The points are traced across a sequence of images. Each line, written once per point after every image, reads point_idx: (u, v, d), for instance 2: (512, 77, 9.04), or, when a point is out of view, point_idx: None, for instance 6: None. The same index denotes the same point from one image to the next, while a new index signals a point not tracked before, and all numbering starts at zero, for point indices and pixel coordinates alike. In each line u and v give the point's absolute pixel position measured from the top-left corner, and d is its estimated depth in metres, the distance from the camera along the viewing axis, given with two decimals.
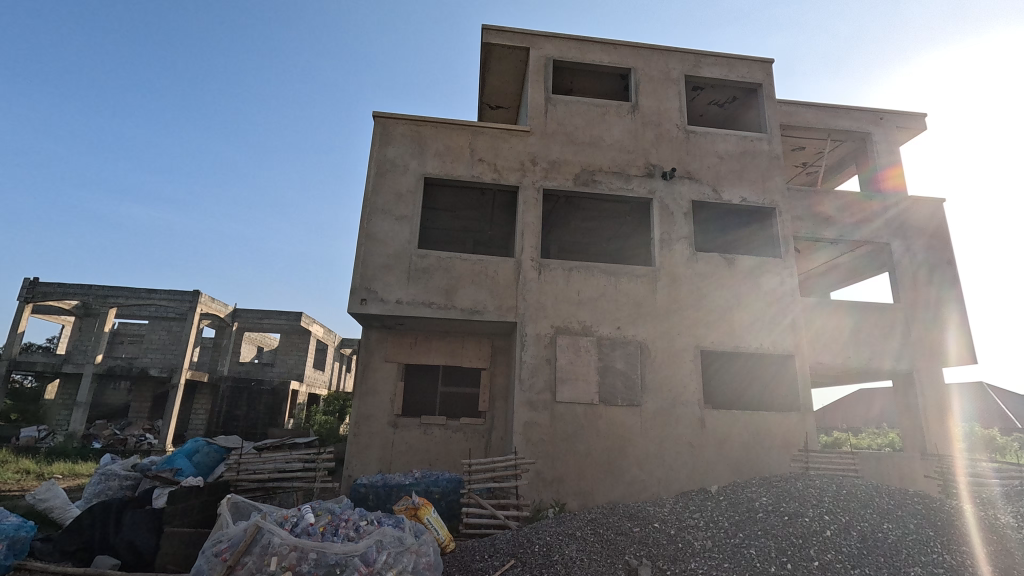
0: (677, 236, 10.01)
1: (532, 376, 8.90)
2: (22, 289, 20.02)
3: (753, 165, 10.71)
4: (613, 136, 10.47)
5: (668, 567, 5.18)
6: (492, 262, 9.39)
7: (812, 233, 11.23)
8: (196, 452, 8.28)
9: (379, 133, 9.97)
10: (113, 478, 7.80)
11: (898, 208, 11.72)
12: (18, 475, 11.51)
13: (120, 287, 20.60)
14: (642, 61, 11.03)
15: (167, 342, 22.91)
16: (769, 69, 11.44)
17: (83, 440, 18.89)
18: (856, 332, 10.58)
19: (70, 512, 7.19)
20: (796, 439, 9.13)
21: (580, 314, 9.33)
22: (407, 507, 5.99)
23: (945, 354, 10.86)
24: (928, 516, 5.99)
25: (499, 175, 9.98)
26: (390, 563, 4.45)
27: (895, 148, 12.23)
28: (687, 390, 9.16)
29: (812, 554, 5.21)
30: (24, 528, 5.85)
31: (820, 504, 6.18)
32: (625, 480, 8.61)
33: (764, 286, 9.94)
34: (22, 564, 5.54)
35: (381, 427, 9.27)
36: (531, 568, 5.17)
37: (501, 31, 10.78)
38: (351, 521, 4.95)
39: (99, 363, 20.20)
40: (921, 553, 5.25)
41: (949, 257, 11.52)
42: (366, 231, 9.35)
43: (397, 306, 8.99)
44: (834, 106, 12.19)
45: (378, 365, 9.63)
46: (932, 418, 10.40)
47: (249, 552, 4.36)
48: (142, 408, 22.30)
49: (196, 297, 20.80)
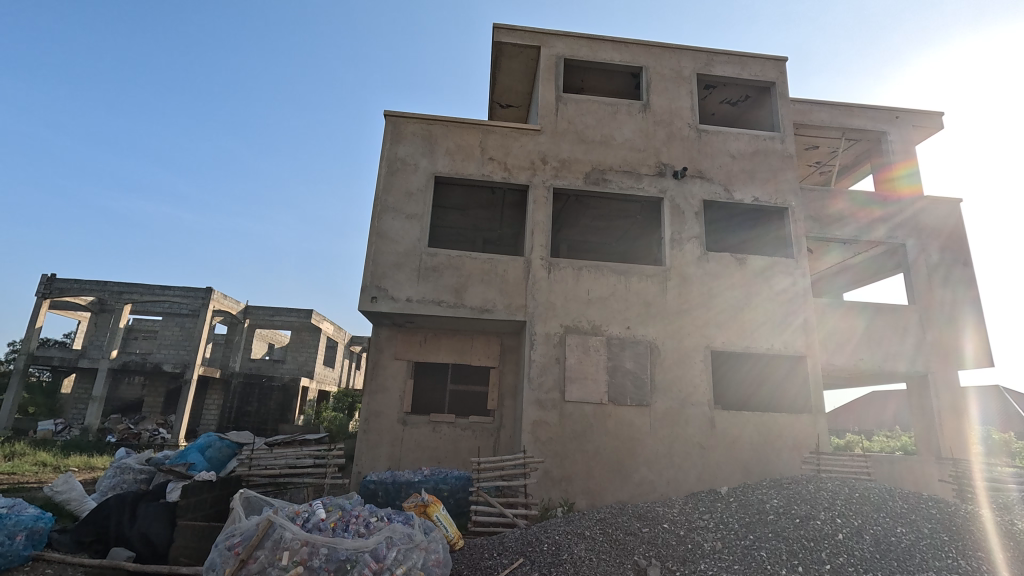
0: (688, 236, 9.94)
1: (541, 375, 8.91)
2: (40, 286, 20.30)
3: (766, 165, 10.61)
4: (624, 135, 10.42)
5: (678, 567, 5.18)
6: (501, 262, 9.40)
7: (822, 234, 11.13)
8: (208, 447, 8.45)
9: (390, 131, 10.01)
10: (128, 471, 7.98)
11: (913, 209, 11.55)
12: (35, 467, 11.75)
13: (135, 283, 20.87)
14: (654, 59, 10.98)
15: (181, 338, 23.15)
16: (783, 68, 11.32)
17: (98, 434, 19.12)
18: (868, 334, 10.46)
19: (87, 504, 7.33)
20: (808, 442, 9.06)
21: (589, 314, 9.31)
22: (417, 505, 6.08)
23: (961, 357, 10.71)
24: (943, 521, 5.90)
25: (509, 174, 9.98)
26: (400, 560, 4.46)
27: (910, 148, 12.07)
28: (697, 391, 9.11)
29: (823, 557, 5.17)
30: (41, 519, 5.94)
31: (832, 507, 6.12)
32: (634, 481, 8.59)
33: (775, 286, 9.86)
34: (40, 555, 5.65)
35: (391, 424, 9.34)
36: (538, 566, 5.19)
37: (512, 30, 10.79)
38: (362, 517, 4.97)
39: (115, 358, 20.49)
40: (936, 558, 5.19)
41: (965, 259, 11.34)
42: (376, 229, 9.39)
43: (407, 304, 9.03)
44: (849, 105, 12.06)
45: (388, 362, 9.68)
46: (948, 420, 10.25)
47: (261, 546, 4.40)
48: (156, 403, 22.63)
49: (209, 292, 20.99)
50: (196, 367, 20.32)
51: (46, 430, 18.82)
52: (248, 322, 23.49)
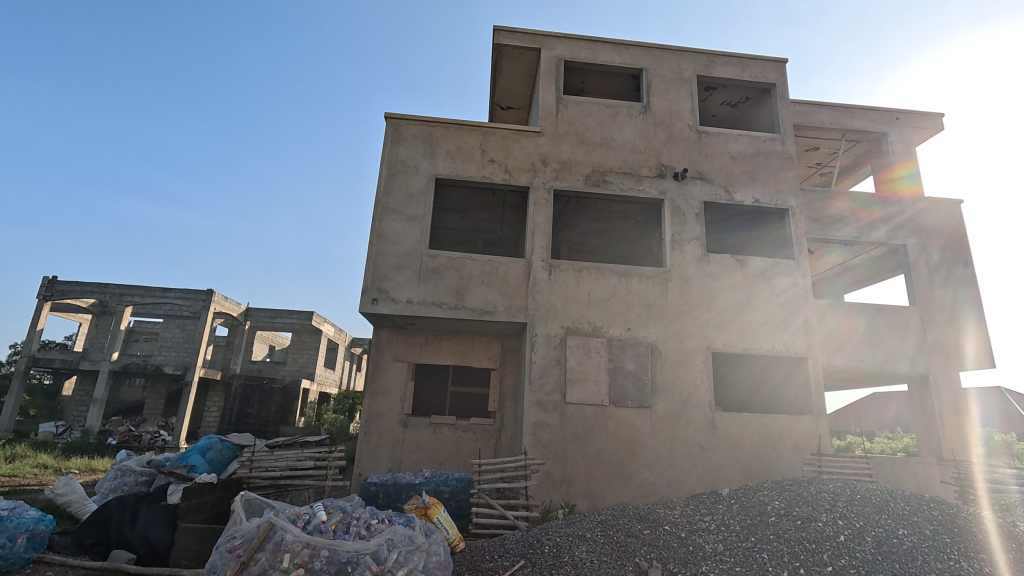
0: (689, 237, 9.95)
1: (542, 377, 8.91)
2: (41, 288, 20.34)
3: (766, 166, 10.62)
4: (624, 136, 10.43)
5: (679, 569, 5.18)
6: (502, 263, 9.40)
7: (823, 235, 11.12)
8: (209, 449, 8.45)
9: (390, 134, 10.02)
10: (129, 474, 7.98)
11: (913, 210, 11.55)
12: (36, 470, 11.75)
13: (136, 285, 20.89)
14: (654, 60, 10.99)
15: (182, 340, 23.16)
16: (783, 69, 11.33)
17: (99, 436, 19.12)
18: (869, 335, 10.45)
19: (88, 507, 7.33)
20: (809, 443, 9.04)
21: (590, 315, 9.31)
22: (418, 507, 6.04)
23: (962, 358, 10.69)
24: (945, 523, 5.89)
25: (510, 176, 10.00)
26: (401, 562, 4.46)
27: (910, 148, 12.06)
28: (698, 392, 9.10)
29: (825, 559, 5.15)
30: (43, 521, 5.94)
31: (834, 509, 6.11)
32: (635, 483, 8.58)
33: (776, 287, 9.86)
34: (41, 558, 5.64)
35: (392, 425, 9.34)
36: (539, 569, 5.18)
37: (512, 32, 10.81)
38: (362, 519, 4.96)
39: (116, 360, 20.51)
40: (938, 560, 5.17)
41: (966, 260, 11.33)
42: (377, 231, 9.39)
43: (408, 306, 9.04)
44: (849, 106, 12.06)
45: (389, 364, 9.68)
46: (950, 422, 10.23)
47: (262, 548, 4.40)
48: (156, 405, 22.63)
49: (210, 294, 21.01)
50: (197, 369, 20.32)
51: (47, 432, 18.83)
52: (248, 324, 23.50)
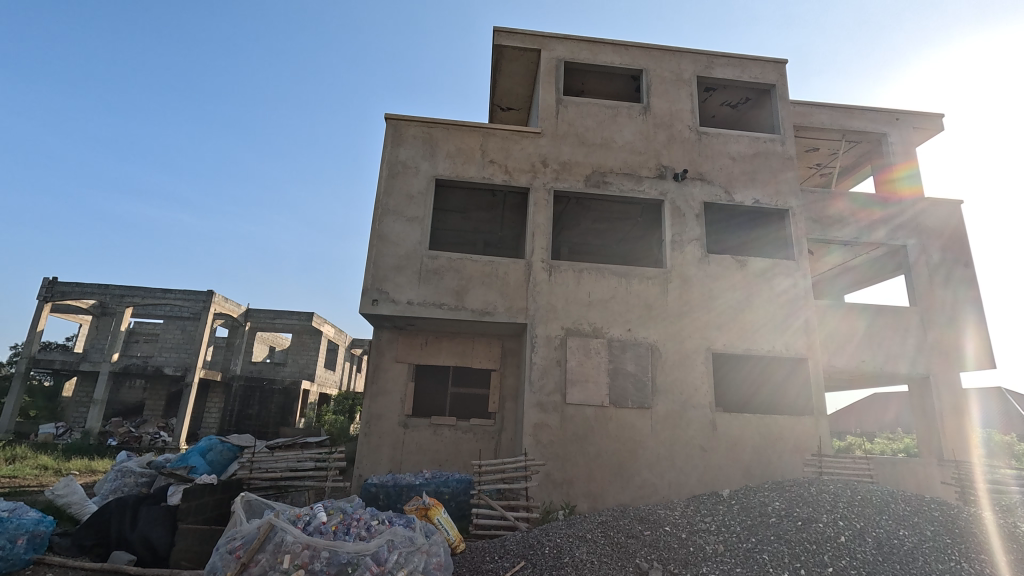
0: (689, 238, 9.95)
1: (543, 378, 8.91)
2: (41, 289, 20.35)
3: (766, 167, 10.62)
4: (624, 137, 10.44)
5: (679, 570, 5.17)
6: (502, 264, 9.40)
7: (823, 235, 11.12)
8: (210, 450, 8.44)
9: (391, 135, 10.03)
10: (129, 475, 7.98)
11: (913, 211, 11.55)
12: (36, 471, 11.74)
13: (136, 286, 20.89)
14: (654, 61, 11.00)
15: (182, 341, 23.15)
16: (783, 70, 11.33)
17: (99, 437, 19.11)
18: (869, 335, 10.45)
19: (88, 508, 7.31)
20: (809, 444, 9.04)
21: (590, 316, 9.31)
22: (418, 508, 6.00)
23: (962, 359, 10.69)
24: (945, 523, 5.88)
25: (510, 177, 10.00)
26: (401, 563, 4.46)
27: (910, 149, 12.06)
28: (698, 393, 9.10)
29: (825, 560, 5.15)
30: (43, 523, 5.93)
31: (834, 510, 6.10)
32: (635, 483, 8.58)
33: (776, 288, 9.86)
34: (42, 559, 5.64)
35: (392, 426, 9.34)
36: (539, 570, 5.18)
37: (513, 33, 10.81)
38: (362, 520, 4.96)
39: (116, 361, 20.51)
40: (938, 561, 5.17)
41: (967, 260, 11.33)
42: (377, 232, 9.40)
43: (408, 307, 9.04)
44: (849, 107, 12.07)
45: (389, 365, 9.68)
46: (950, 422, 10.21)
47: (263, 549, 4.40)
48: (157, 406, 22.62)
49: (210, 295, 21.01)
50: (197, 370, 20.31)
51: (47, 434, 18.83)
52: (249, 325, 23.51)
